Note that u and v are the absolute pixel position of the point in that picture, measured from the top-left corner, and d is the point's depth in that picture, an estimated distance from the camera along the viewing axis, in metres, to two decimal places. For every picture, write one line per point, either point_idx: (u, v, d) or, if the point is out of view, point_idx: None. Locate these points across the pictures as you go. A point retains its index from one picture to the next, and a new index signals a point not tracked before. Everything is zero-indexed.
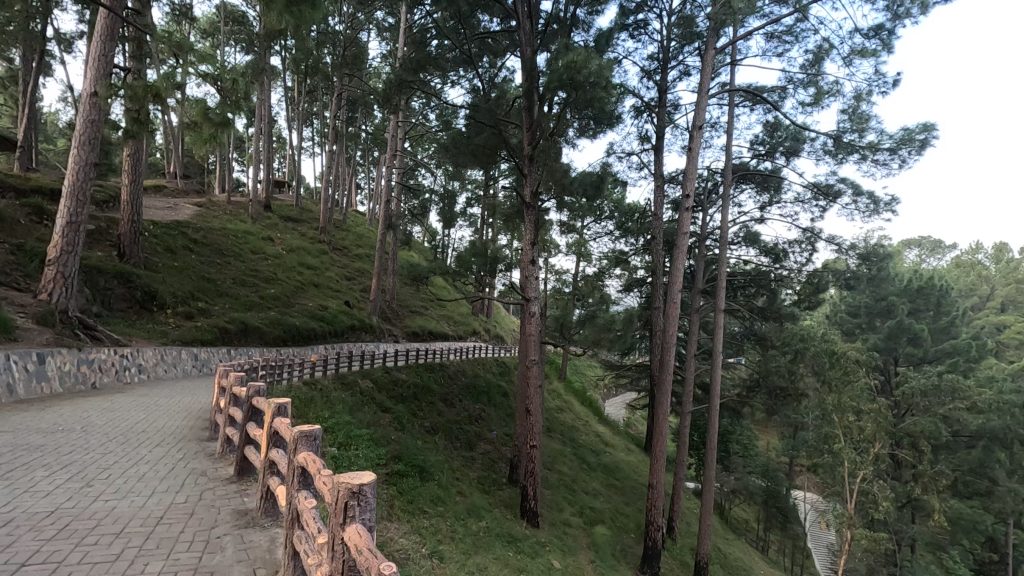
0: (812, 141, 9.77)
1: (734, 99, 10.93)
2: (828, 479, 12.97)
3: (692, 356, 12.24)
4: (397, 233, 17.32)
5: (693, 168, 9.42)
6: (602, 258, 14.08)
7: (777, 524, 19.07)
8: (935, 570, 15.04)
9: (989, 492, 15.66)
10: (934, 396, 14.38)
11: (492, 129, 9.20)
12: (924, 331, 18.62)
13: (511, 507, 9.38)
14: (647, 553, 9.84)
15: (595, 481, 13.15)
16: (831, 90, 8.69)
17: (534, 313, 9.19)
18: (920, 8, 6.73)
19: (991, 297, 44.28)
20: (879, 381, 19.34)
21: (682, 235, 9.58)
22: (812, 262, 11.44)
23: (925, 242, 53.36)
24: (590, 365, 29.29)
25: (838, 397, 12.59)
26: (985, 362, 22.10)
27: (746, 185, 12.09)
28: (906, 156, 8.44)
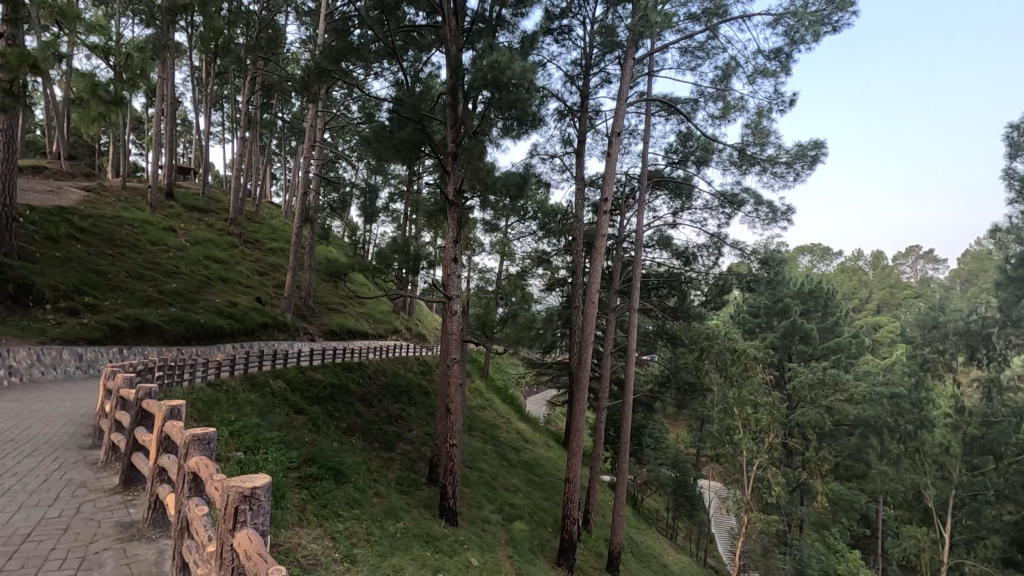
0: (719, 152, 10.47)
1: (650, 109, 11.49)
2: (730, 468, 13.64)
3: (609, 354, 12.67)
4: (316, 227, 16.67)
5: (612, 172, 9.76)
6: (525, 258, 14.26)
7: (685, 512, 20.22)
8: (821, 547, 16.61)
9: (864, 474, 17.38)
10: (820, 389, 15.50)
11: (416, 124, 9.06)
12: (813, 331, 20.49)
13: (429, 507, 9.26)
14: (563, 545, 10.01)
15: (515, 478, 13.33)
16: (737, 105, 9.35)
17: (455, 312, 9.13)
18: (813, 36, 7.36)
19: (868, 300, 49.64)
20: (774, 376, 21.00)
21: (601, 236, 9.90)
22: (718, 266, 12.25)
23: (817, 249, 58.62)
24: (512, 363, 29.66)
25: (738, 392, 12.83)
26: (864, 358, 24.66)
27: (660, 191, 12.74)
28: (799, 170, 9.25)
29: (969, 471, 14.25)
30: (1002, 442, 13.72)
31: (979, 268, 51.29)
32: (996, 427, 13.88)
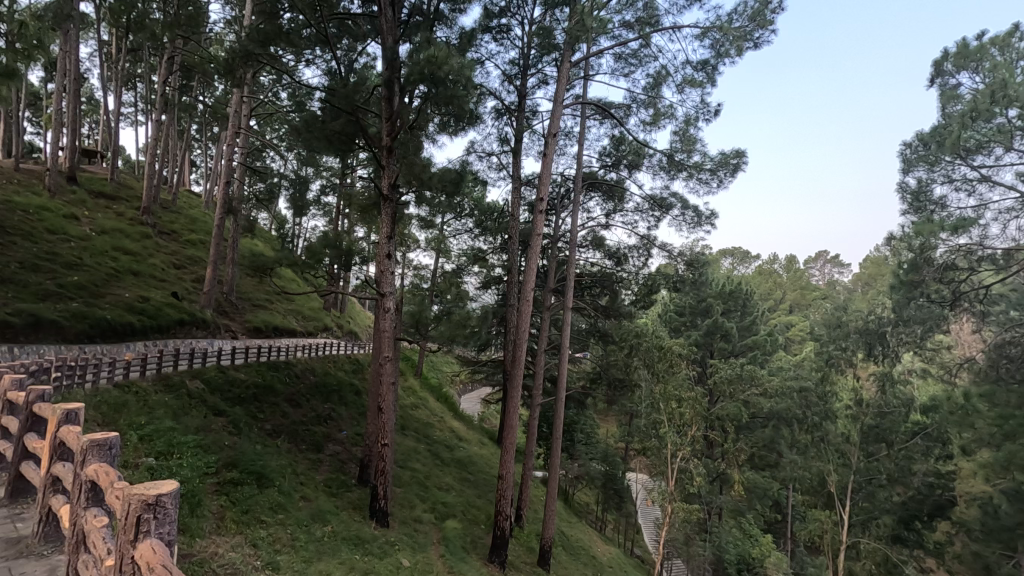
0: (650, 157, 10.87)
1: (585, 112, 11.76)
2: (654, 461, 13.91)
3: (543, 351, 12.83)
4: (240, 218, 15.82)
5: (547, 173, 9.88)
6: (461, 255, 14.18)
7: (614, 504, 20.89)
8: (737, 533, 17.71)
9: (776, 463, 18.65)
10: (739, 383, 16.11)
11: (350, 116, 8.79)
12: (732, 329, 21.76)
13: (359, 508, 9.03)
14: (495, 542, 10.05)
15: (448, 476, 13.25)
16: (667, 112, 9.74)
17: (389, 309, 8.94)
18: (737, 51, 7.79)
19: (782, 301, 53.29)
20: (697, 372, 22.12)
21: (536, 235, 10.02)
22: (648, 267, 12.75)
23: (738, 252, 62.22)
24: (447, 362, 29.47)
25: (664, 387, 13.06)
26: (777, 354, 26.43)
27: (594, 193, 13.06)
28: (723, 176, 9.77)
29: (865, 457, 14.92)
30: (892, 430, 14.43)
31: (876, 273, 56.35)
32: (888, 417, 14.46)
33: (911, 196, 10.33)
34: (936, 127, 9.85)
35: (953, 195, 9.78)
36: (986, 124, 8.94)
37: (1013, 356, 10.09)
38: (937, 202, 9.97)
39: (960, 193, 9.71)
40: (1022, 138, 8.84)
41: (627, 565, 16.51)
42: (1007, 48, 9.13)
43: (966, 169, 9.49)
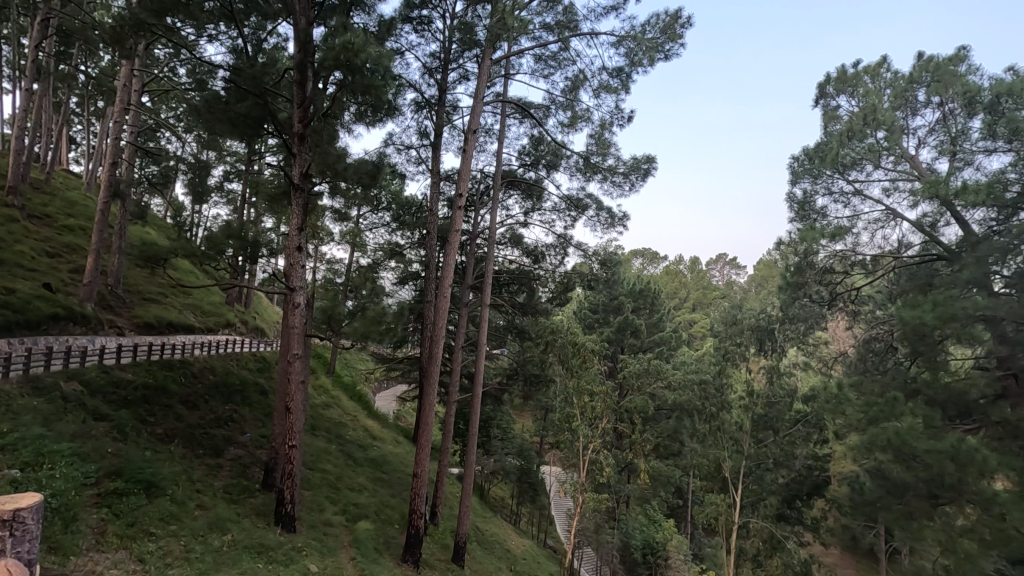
0: (567, 158, 11.16)
1: (505, 111, 11.86)
2: (568, 454, 14.32)
3: (461, 348, 12.78)
4: (129, 203, 14.40)
5: (467, 169, 9.84)
6: (377, 250, 13.80)
7: (529, 497, 21.28)
8: (642, 520, 18.70)
9: (678, 452, 19.86)
10: (646, 376, 16.88)
11: (257, 99, 8.25)
12: (641, 326, 22.90)
13: (263, 515, 8.54)
14: (409, 541, 9.89)
15: (360, 477, 12.87)
16: (584, 116, 10.04)
17: (298, 304, 8.50)
18: (649, 61, 8.17)
19: (685, 300, 56.79)
20: (608, 367, 23.03)
21: (454, 231, 9.95)
22: (563, 265, 13.12)
23: (647, 253, 65.48)
24: (361, 359, 28.62)
25: (577, 381, 13.64)
26: (681, 349, 28.13)
27: (513, 191, 13.21)
28: (635, 180, 10.24)
29: (755, 444, 15.75)
30: (779, 418, 15.51)
31: (767, 275, 61.57)
32: (775, 406, 15.62)
33: (797, 206, 11.35)
34: (818, 143, 10.90)
35: (831, 206, 10.87)
36: (860, 143, 10.02)
37: (878, 350, 11.44)
38: (819, 211, 11.04)
39: (837, 205, 10.80)
40: (887, 157, 10.01)
41: (539, 555, 16.92)
42: (877, 77, 10.29)
43: (843, 183, 10.58)
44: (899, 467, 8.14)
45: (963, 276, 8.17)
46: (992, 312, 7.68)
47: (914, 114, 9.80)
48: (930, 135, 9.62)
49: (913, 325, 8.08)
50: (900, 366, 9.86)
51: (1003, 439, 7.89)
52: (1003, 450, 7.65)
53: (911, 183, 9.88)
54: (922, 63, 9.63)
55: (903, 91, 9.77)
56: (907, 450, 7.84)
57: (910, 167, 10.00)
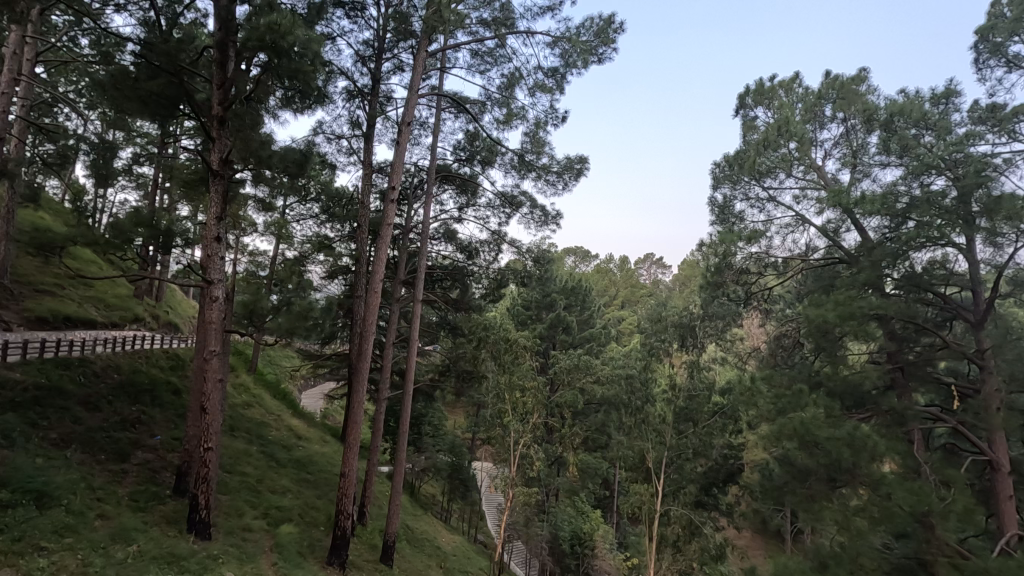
0: (502, 155, 11.22)
1: (441, 104, 11.72)
2: (500, 449, 14.37)
3: (392, 344, 12.53)
4: (19, 184, 13.00)
5: (400, 162, 9.65)
6: (305, 242, 13.25)
7: (460, 493, 21.25)
8: (570, 512, 19.21)
9: (606, 444, 20.51)
10: (576, 372, 17.49)
11: (172, 77, 7.70)
12: (572, 323, 23.40)
13: (175, 522, 8.01)
14: (335, 543, 9.60)
15: (284, 478, 12.35)
16: (519, 113, 10.11)
17: (216, 298, 8.00)
18: (582, 63, 8.35)
19: (615, 298, 58.60)
20: (540, 363, 23.38)
21: (386, 225, 9.73)
22: (497, 261, 13.20)
23: (579, 251, 66.84)
24: (287, 355, 27.45)
25: (509, 377, 13.64)
26: (610, 345, 28.99)
27: (448, 186, 13.11)
28: (567, 180, 10.44)
29: (676, 435, 16.21)
30: (698, 410, 16.02)
31: (691, 274, 64.59)
32: (694, 399, 16.07)
33: (718, 209, 11.99)
34: (737, 151, 11.56)
35: (748, 211, 11.56)
36: (774, 152, 10.72)
37: (787, 345, 12.32)
38: (737, 215, 11.71)
39: (753, 210, 11.50)
40: (798, 167, 10.77)
41: (469, 551, 16.95)
42: (790, 91, 11.04)
43: (759, 189, 11.27)
44: (803, 453, 8.80)
45: (860, 278, 8.93)
46: (883, 311, 8.46)
47: (822, 127, 10.60)
48: (835, 148, 10.44)
49: (817, 323, 8.74)
50: (806, 361, 10.65)
51: (891, 426, 8.73)
52: (890, 436, 8.46)
53: (817, 191, 10.69)
54: (829, 81, 10.43)
55: (812, 106, 10.54)
56: (810, 438, 8.49)
57: (817, 176, 10.82)
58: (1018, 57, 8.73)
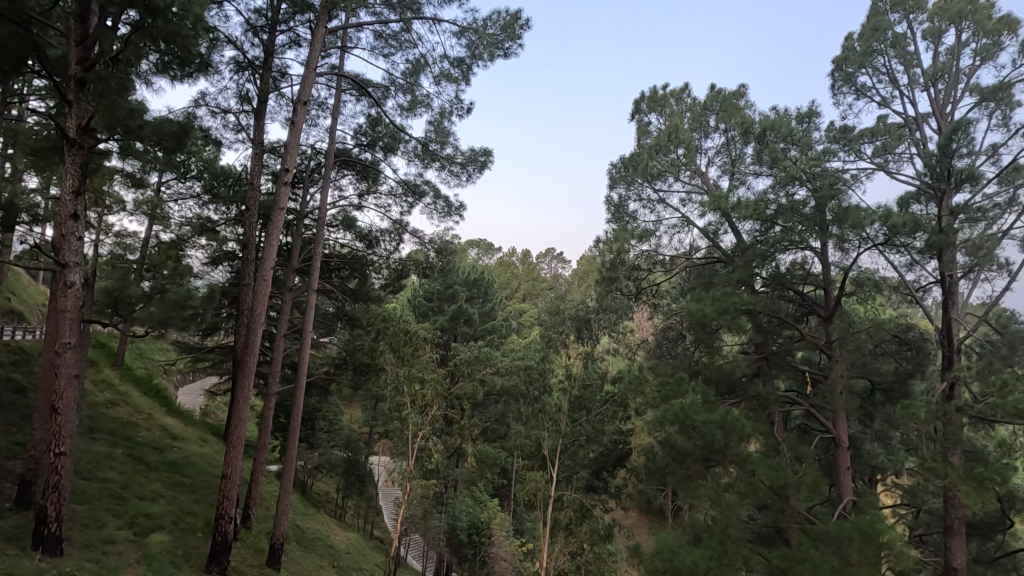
0: (406, 143, 10.97)
1: (341, 85, 11.19)
2: (397, 444, 13.63)
3: (283, 336, 11.81)
4: None
5: (295, 143, 9.09)
6: (183, 224, 12.07)
7: (355, 490, 20.62)
8: (468, 502, 19.38)
9: (504, 434, 20.87)
10: (476, 364, 17.40)
11: (16, 28, 6.63)
12: (474, 315, 23.48)
13: (16, 539, 7.01)
14: (214, 549, 8.89)
15: (154, 483, 11.25)
16: (423, 101, 9.93)
17: (72, 284, 7.05)
18: (488, 56, 8.36)
19: (516, 291, 59.70)
20: (441, 355, 23.25)
21: (279, 209, 9.11)
22: (398, 252, 12.94)
23: (482, 244, 67.15)
24: (161, 348, 24.98)
25: (408, 369, 13.05)
26: (510, 338, 29.44)
27: (347, 171, 12.58)
28: (471, 172, 10.43)
29: (571, 423, 16.62)
30: (592, 399, 16.46)
31: (588, 270, 67.27)
32: (589, 388, 16.48)
33: (614, 208, 12.58)
34: (632, 154, 12.19)
35: (640, 211, 12.24)
36: (665, 157, 11.45)
37: (671, 338, 13.27)
38: (630, 214, 12.35)
39: (645, 210, 12.21)
40: (685, 171, 11.57)
41: (364, 548, 16.49)
42: (680, 100, 11.83)
43: (650, 191, 11.96)
44: (682, 437, 9.44)
45: (734, 275, 9.81)
46: (753, 307, 9.37)
47: (706, 136, 11.48)
48: (717, 156, 11.35)
49: (697, 316, 9.47)
50: (688, 352, 11.48)
51: (756, 409, 9.74)
52: (756, 418, 9.43)
53: (701, 196, 11.57)
54: (713, 94, 11.33)
55: (698, 115, 11.38)
56: (688, 422, 9.12)
57: (701, 182, 11.70)
58: (865, 86, 10.01)
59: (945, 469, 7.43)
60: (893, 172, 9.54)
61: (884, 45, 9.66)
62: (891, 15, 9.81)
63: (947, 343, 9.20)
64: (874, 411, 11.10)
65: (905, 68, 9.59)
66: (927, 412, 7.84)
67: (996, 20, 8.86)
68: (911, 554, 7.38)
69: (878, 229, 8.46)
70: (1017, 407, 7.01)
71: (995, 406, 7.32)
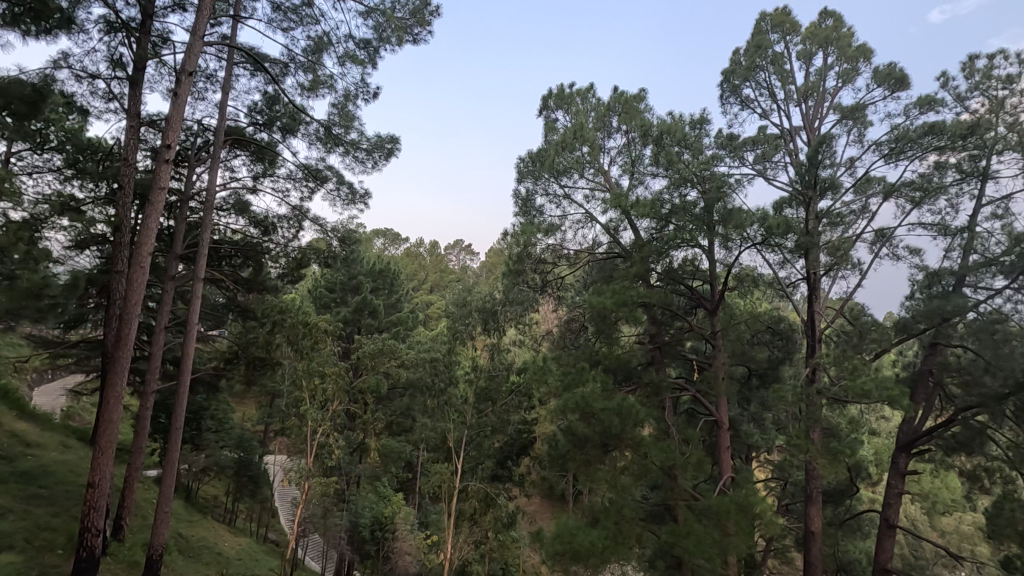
0: (306, 124, 10.39)
1: (233, 58, 10.34)
2: (295, 441, 12.81)
3: (163, 328, 10.77)
4: None
5: (178, 117, 8.28)
6: (39, 202, 10.57)
7: (247, 492, 19.39)
8: (371, 498, 18.93)
9: (409, 428, 20.58)
10: (381, 357, 16.96)
11: None
12: (379, 307, 22.83)
13: None
14: (78, 566, 7.95)
15: (2, 497, 9.86)
16: (326, 82, 9.44)
17: None
18: (396, 40, 8.11)
19: (424, 283, 58.93)
20: (343, 348, 22.41)
21: (158, 189, 8.26)
22: (298, 239, 12.27)
23: (389, 233, 65.46)
24: (12, 343, 21.87)
25: (307, 363, 12.25)
26: (417, 330, 28.99)
27: (240, 152, 11.68)
28: (377, 159, 10.09)
29: (476, 414, 16.69)
30: (497, 390, 16.62)
31: (496, 263, 67.88)
32: (494, 379, 16.65)
33: (521, 202, 12.76)
34: (539, 150, 12.43)
35: (547, 206, 12.54)
36: (571, 154, 11.79)
37: (574, 330, 13.78)
38: (537, 209, 12.60)
39: (551, 205, 12.52)
40: (589, 169, 12.01)
41: (258, 552, 15.56)
42: (586, 100, 12.22)
43: (556, 186, 12.27)
44: (583, 425, 9.75)
45: (633, 270, 10.36)
46: (649, 300, 9.94)
47: (609, 136, 11.98)
48: (618, 156, 11.88)
49: (598, 308, 9.88)
50: (590, 342, 11.94)
51: (649, 396, 10.38)
52: (649, 404, 10.04)
53: (603, 193, 12.07)
54: (616, 96, 11.83)
55: (602, 116, 11.87)
56: (588, 410, 9.41)
57: (603, 180, 12.20)
58: (749, 98, 10.93)
59: (805, 445, 8.41)
60: (771, 179, 10.52)
61: (766, 62, 10.62)
62: (772, 34, 10.74)
63: (811, 332, 10.33)
64: (750, 395, 12.21)
65: (782, 84, 10.59)
66: (794, 395, 8.78)
67: (855, 48, 10.00)
68: (778, 522, 8.25)
69: (757, 230, 9.29)
70: (864, 388, 8.05)
71: (847, 387, 8.35)
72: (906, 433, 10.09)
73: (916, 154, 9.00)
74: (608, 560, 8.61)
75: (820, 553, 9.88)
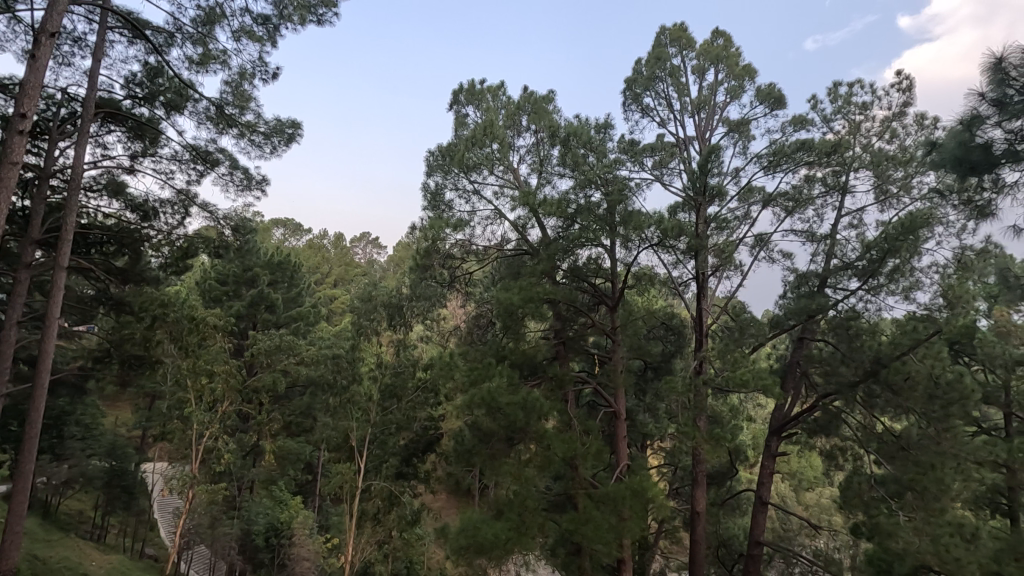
0: (195, 102, 9.55)
1: (107, 21, 9.25)
2: (177, 446, 11.90)
3: (15, 324, 9.42)
4: None
5: (37, 84, 7.25)
6: None
7: (121, 504, 17.55)
8: (265, 502, 17.86)
9: (309, 428, 19.67)
10: (277, 354, 16.00)
11: None
12: (277, 301, 21.55)
13: None
14: None
15: None
16: (219, 57, 8.74)
17: None
18: (299, 19, 7.68)
19: (327, 278, 56.44)
20: (236, 344, 20.89)
21: (9, 163, 7.19)
22: (183, 227, 11.26)
23: (289, 223, 61.81)
24: None
25: (192, 362, 11.48)
26: (319, 326, 27.68)
27: (113, 126, 10.47)
28: (276, 144, 9.50)
29: (381, 412, 16.12)
30: (403, 386, 16.09)
31: (404, 258, 66.46)
32: (400, 375, 16.12)
33: (430, 195, 12.61)
34: (449, 144, 12.35)
35: (456, 201, 12.47)
36: (481, 150, 11.73)
37: (481, 325, 13.85)
38: (446, 203, 12.50)
39: (460, 200, 12.48)
40: (498, 166, 12.11)
41: (132, 570, 14.16)
42: (496, 97, 12.30)
43: (465, 182, 12.24)
44: (488, 420, 9.83)
45: (540, 266, 10.63)
46: (554, 296, 10.20)
47: (519, 135, 12.14)
48: (527, 155, 12.07)
49: (504, 304, 9.97)
50: (497, 338, 12.03)
51: (553, 389, 10.68)
52: (553, 398, 10.33)
53: (512, 191, 12.25)
54: (526, 95, 12.02)
55: (512, 114, 12.02)
56: (494, 405, 9.49)
57: (512, 178, 12.37)
58: (649, 107, 11.55)
59: (692, 432, 9.08)
60: (667, 184, 11.21)
61: (664, 74, 11.30)
62: (670, 47, 11.43)
63: (699, 328, 11.16)
64: (644, 387, 12.95)
65: (678, 95, 11.29)
66: (683, 385, 9.46)
67: (742, 67, 10.91)
68: (668, 505, 8.83)
69: (654, 231, 9.87)
70: (743, 378, 8.85)
71: (729, 378, 9.12)
72: (777, 419, 11.18)
73: (791, 167, 9.99)
74: (511, 551, 8.79)
75: (704, 530, 10.72)
